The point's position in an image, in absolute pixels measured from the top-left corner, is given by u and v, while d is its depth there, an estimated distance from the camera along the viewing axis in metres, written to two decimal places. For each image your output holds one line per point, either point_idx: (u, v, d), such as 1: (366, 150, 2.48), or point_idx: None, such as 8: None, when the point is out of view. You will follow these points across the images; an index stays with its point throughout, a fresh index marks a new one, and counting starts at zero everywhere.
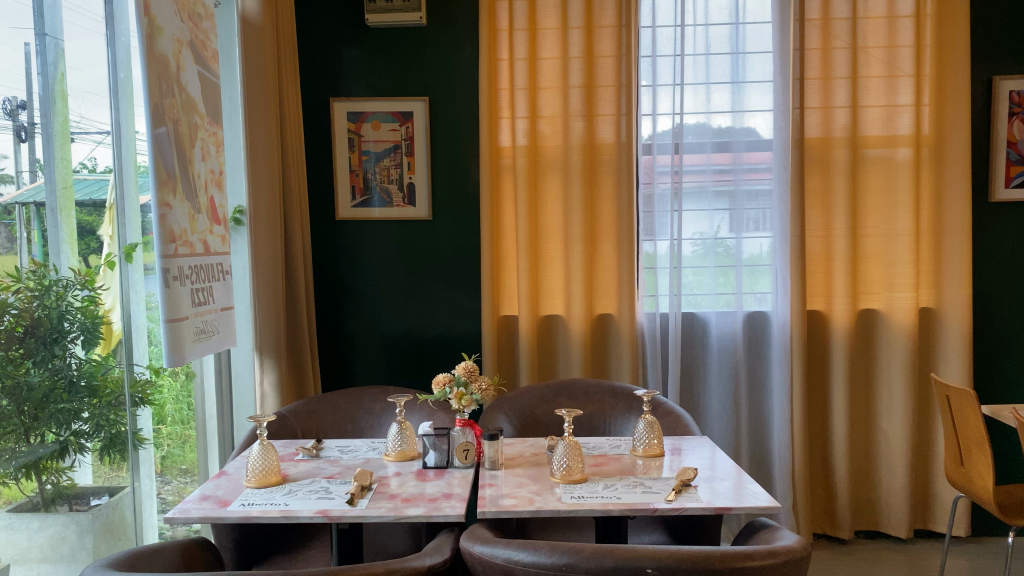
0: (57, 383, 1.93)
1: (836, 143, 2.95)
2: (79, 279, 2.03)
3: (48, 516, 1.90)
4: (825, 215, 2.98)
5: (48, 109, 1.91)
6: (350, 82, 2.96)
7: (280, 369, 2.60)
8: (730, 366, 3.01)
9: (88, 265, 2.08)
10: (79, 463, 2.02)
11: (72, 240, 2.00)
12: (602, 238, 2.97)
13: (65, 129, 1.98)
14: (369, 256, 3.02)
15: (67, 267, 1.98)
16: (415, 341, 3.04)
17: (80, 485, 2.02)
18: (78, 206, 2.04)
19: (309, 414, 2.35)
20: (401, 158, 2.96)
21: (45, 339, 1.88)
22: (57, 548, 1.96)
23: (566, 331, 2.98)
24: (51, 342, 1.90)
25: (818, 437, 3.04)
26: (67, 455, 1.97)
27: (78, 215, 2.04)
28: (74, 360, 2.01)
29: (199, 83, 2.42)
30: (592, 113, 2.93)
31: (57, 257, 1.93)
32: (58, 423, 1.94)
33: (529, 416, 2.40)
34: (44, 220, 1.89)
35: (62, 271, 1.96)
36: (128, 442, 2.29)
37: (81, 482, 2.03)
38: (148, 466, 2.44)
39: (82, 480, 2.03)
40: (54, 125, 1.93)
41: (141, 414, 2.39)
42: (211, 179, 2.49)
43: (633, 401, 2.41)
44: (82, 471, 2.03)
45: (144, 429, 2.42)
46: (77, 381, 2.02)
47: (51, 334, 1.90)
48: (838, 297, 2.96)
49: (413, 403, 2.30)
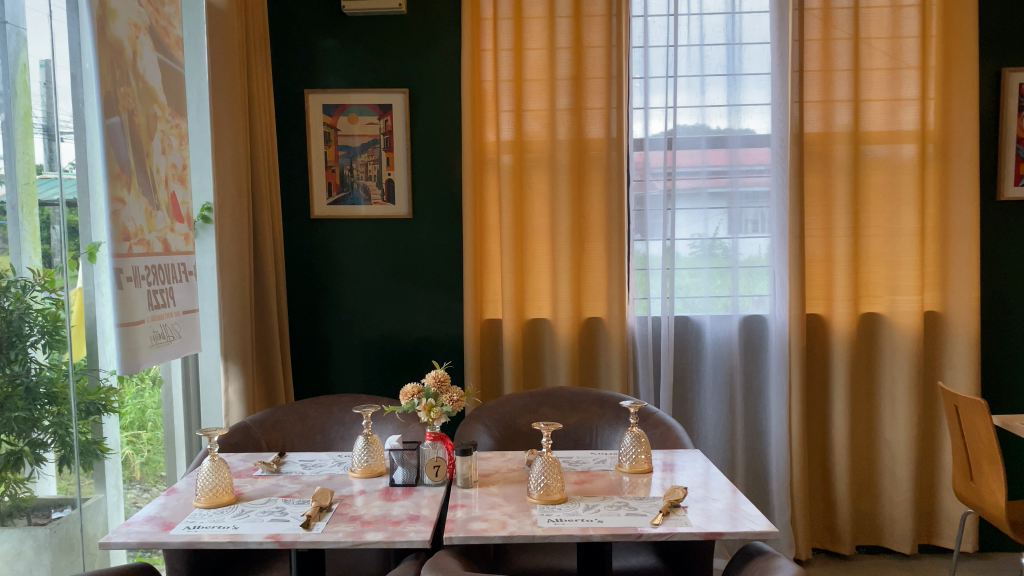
0: (14, 389, 1.79)
1: (837, 138, 2.80)
2: (40, 280, 1.88)
3: (2, 531, 1.77)
4: (826, 214, 2.83)
5: (9, 102, 1.78)
6: (326, 73, 2.82)
7: (247, 377, 2.44)
8: (725, 373, 2.86)
9: (52, 266, 1.93)
10: (41, 474, 1.88)
11: (34, 238, 1.87)
12: (590, 239, 2.82)
13: (30, 124, 1.85)
14: (347, 256, 2.87)
15: (27, 267, 1.84)
16: (396, 346, 2.89)
17: (40, 497, 1.88)
18: (42, 206, 1.91)
19: (275, 426, 2.20)
20: (379, 153, 2.81)
21: (2, 344, 1.74)
22: (12, 564, 1.82)
23: (553, 336, 2.82)
24: (8, 347, 1.76)
25: (817, 448, 2.89)
26: (24, 466, 1.82)
27: (42, 214, 1.92)
28: (33, 365, 1.86)
29: (159, 72, 2.27)
30: (580, 106, 2.79)
31: (16, 257, 1.81)
32: (14, 431, 1.79)
33: (510, 426, 2.25)
34: (4, 216, 1.77)
35: (21, 272, 1.82)
36: (94, 452, 2.16)
37: (42, 494, 1.89)
38: (115, 476, 2.31)
39: (43, 492, 1.89)
40: (16, 120, 1.80)
41: (106, 422, 2.25)
42: (173, 174, 2.33)
43: (621, 412, 2.26)
44: (44, 482, 1.89)
45: (110, 438, 2.28)
46: (35, 388, 1.86)
47: (9, 338, 1.76)
48: (839, 301, 2.81)
49: (380, 415, 2.13)
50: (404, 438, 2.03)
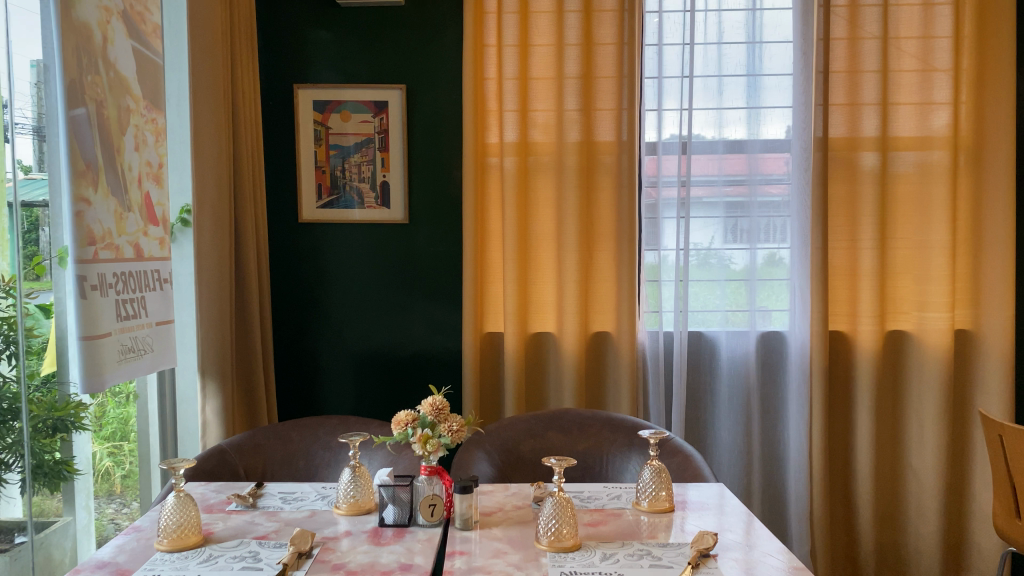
0: None
1: (863, 144, 2.62)
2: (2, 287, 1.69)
3: None
4: (851, 225, 2.65)
5: None
6: (316, 67, 2.63)
7: (225, 395, 2.25)
8: (741, 393, 2.67)
9: (15, 270, 1.73)
10: (3, 497, 1.70)
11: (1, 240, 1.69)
12: (598, 248, 2.63)
13: None
14: (337, 264, 2.68)
15: None
16: (389, 360, 2.70)
17: (4, 521, 1.71)
18: (10, 208, 1.72)
19: (256, 449, 2.00)
20: (374, 153, 2.62)
21: None
22: None
23: (558, 351, 2.63)
24: None
25: (839, 474, 2.70)
26: None
27: (11, 216, 1.73)
28: None
29: (134, 61, 2.08)
30: (590, 106, 2.60)
31: None
32: None
33: (513, 453, 2.06)
34: None
35: None
36: (61, 473, 1.95)
37: (8, 517, 1.72)
38: (85, 496, 2.10)
39: (9, 515, 1.72)
40: None
41: (75, 440, 2.04)
42: (147, 172, 2.14)
43: (634, 438, 2.07)
44: (11, 504, 1.72)
45: (80, 457, 2.07)
46: None
47: None
48: (864, 317, 2.62)
49: (369, 444, 1.96)
50: (395, 469, 1.85)
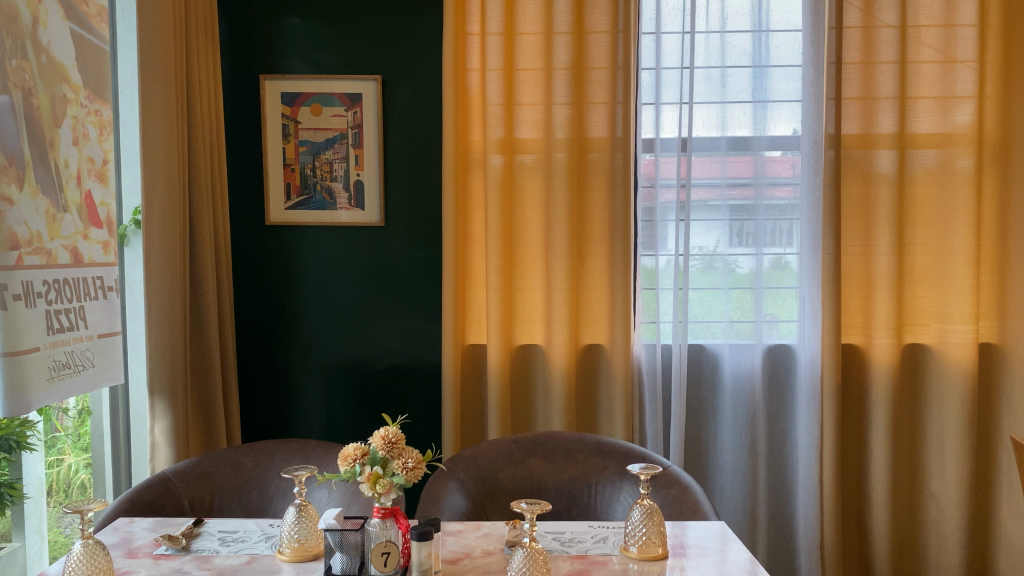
0: None
1: (879, 141, 2.41)
2: None
3: None
4: (865, 229, 2.43)
5: None
6: (285, 57, 2.42)
7: (177, 414, 2.04)
8: (746, 412, 2.45)
9: None
10: None
11: None
12: (590, 253, 2.42)
13: None
14: (307, 270, 2.47)
15: None
16: (363, 375, 2.49)
17: None
18: None
19: (204, 479, 1.79)
20: (347, 150, 2.42)
21: None
22: None
23: (546, 365, 2.43)
24: None
25: (852, 500, 2.48)
26: None
27: None
28: None
29: (73, 46, 1.88)
30: (581, 100, 2.39)
31: None
32: None
33: (490, 482, 1.85)
34: None
35: None
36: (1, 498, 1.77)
37: None
38: (37, 518, 1.91)
39: None
40: None
41: (23, 459, 1.85)
42: (89, 169, 1.94)
43: (626, 465, 1.86)
44: None
45: (28, 479, 1.87)
46: None
47: None
48: (879, 330, 2.41)
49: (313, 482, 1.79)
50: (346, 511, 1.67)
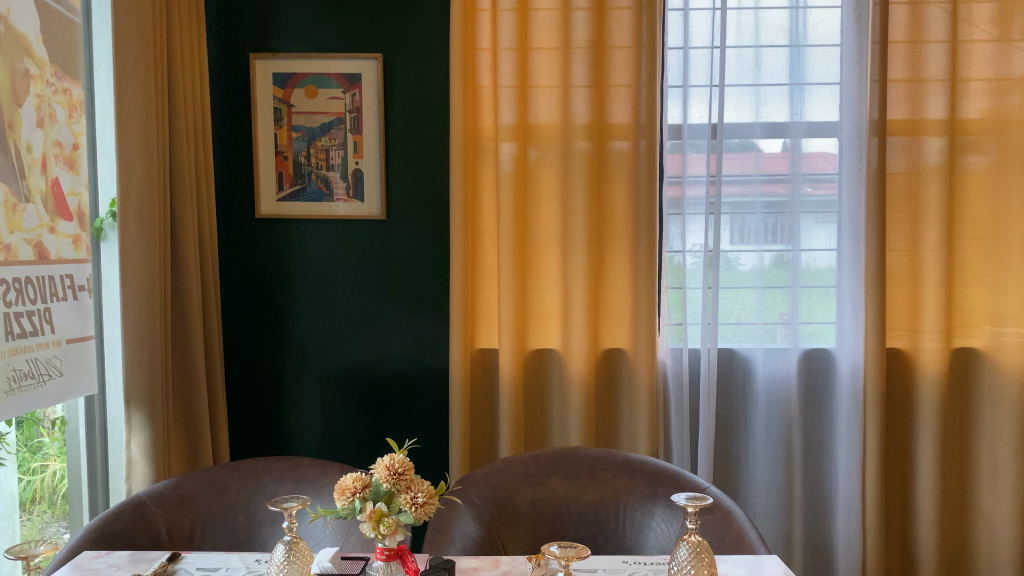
0: None
1: (927, 127, 2.20)
2: None
3: None
4: (912, 222, 2.23)
5: None
6: (278, 35, 2.22)
7: (157, 428, 1.84)
8: (781, 421, 2.25)
9: None
10: None
11: None
12: (611, 248, 2.22)
13: None
14: (303, 268, 2.27)
15: None
16: (363, 382, 2.29)
17: None
18: None
19: (184, 503, 1.59)
20: (345, 136, 2.21)
21: None
22: None
23: (562, 370, 2.23)
24: None
25: (895, 516, 2.28)
26: None
27: None
28: None
29: (37, 15, 1.67)
30: (601, 82, 2.19)
31: None
32: None
33: (505, 505, 1.65)
34: None
35: None
36: None
37: None
38: (9, 538, 1.71)
39: None
40: None
41: None
42: (56, 155, 1.74)
43: (657, 486, 1.66)
44: None
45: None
46: None
47: None
48: (927, 332, 2.20)
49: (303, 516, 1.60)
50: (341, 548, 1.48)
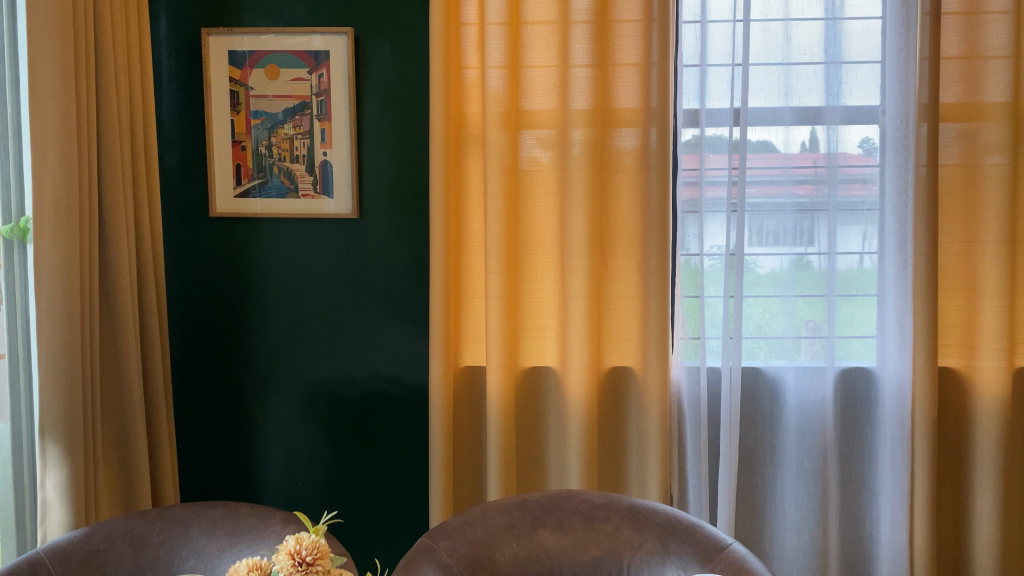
0: None
1: (986, 112, 1.89)
2: None
3: None
4: (967, 222, 1.92)
5: None
6: (234, 8, 1.94)
7: (79, 463, 1.56)
8: (815, 452, 1.94)
9: None
10: None
11: None
12: (616, 252, 1.93)
13: None
14: (266, 276, 1.99)
15: None
16: (333, 406, 2.01)
17: None
18: None
19: (91, 561, 1.29)
20: (311, 123, 1.93)
21: None
22: None
23: (560, 393, 1.94)
24: None
25: (947, 561, 1.98)
26: None
27: None
28: None
29: None
30: (605, 60, 1.89)
31: None
32: None
33: (484, 564, 1.36)
34: None
35: None
36: None
37: None
38: None
39: None
40: None
41: None
42: None
43: (669, 542, 1.36)
44: None
45: None
46: None
47: None
48: (985, 350, 1.89)
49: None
50: None
